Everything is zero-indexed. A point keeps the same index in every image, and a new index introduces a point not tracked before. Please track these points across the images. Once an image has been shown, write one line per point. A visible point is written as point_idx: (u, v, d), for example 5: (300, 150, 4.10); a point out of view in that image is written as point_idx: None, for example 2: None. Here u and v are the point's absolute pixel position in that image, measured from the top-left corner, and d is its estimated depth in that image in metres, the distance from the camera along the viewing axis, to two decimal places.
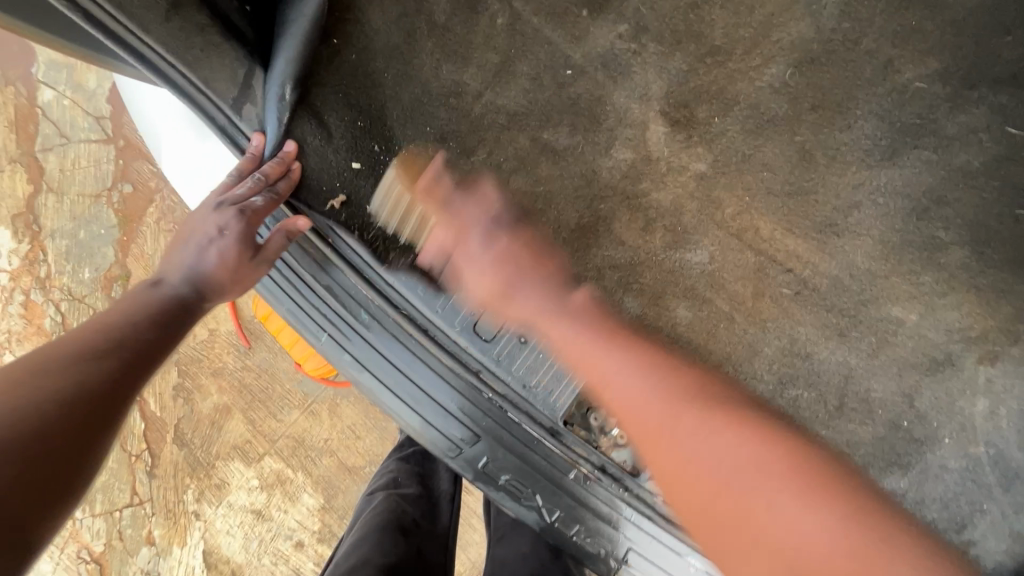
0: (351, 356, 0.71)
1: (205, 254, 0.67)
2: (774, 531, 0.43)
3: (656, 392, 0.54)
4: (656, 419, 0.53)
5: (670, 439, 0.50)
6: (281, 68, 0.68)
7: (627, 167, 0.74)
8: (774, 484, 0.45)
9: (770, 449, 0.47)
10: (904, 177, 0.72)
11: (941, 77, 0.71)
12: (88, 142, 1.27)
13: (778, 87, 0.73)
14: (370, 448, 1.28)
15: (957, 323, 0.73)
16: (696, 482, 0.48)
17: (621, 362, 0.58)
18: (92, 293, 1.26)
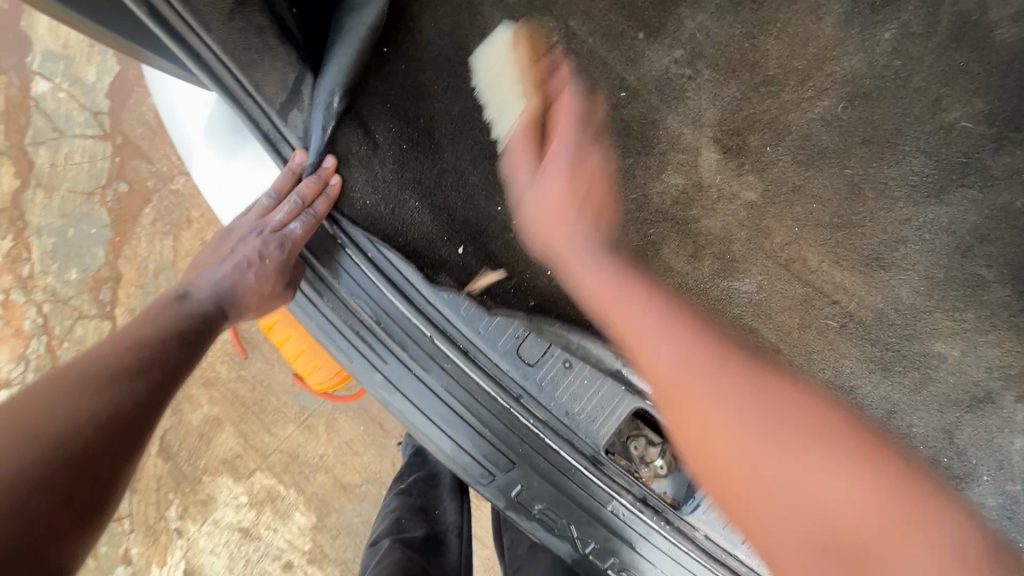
0: (384, 374, 0.69)
1: (235, 277, 0.70)
2: (823, 498, 0.37)
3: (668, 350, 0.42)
4: (685, 385, 0.40)
5: (688, 406, 0.40)
6: (333, 75, 0.65)
7: (678, 194, 0.73)
8: (798, 434, 0.39)
9: (795, 403, 0.40)
10: (949, 215, 0.73)
11: (987, 118, 0.73)
12: (84, 137, 1.21)
13: (829, 119, 0.73)
14: (367, 465, 1.22)
15: (998, 361, 0.73)
16: (768, 442, 0.38)
17: (652, 307, 0.45)
18: (79, 295, 1.19)
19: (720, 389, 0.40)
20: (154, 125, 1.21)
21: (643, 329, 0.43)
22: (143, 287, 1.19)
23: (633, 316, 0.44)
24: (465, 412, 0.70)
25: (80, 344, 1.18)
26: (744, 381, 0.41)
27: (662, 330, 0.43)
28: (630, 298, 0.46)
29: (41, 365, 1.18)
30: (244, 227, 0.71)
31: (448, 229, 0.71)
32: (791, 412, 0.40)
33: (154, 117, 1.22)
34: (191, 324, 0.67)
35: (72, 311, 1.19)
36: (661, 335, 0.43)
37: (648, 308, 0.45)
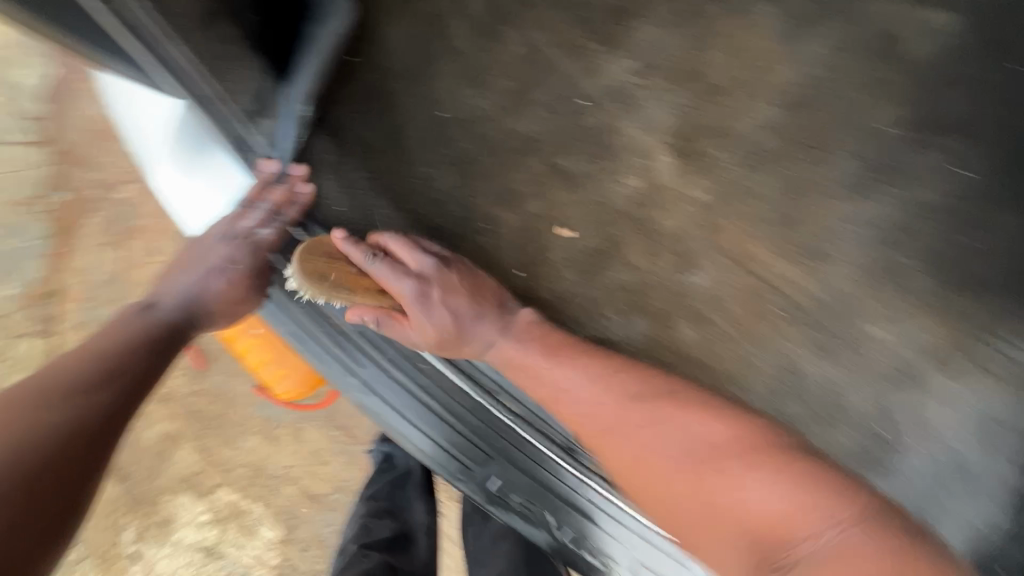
0: (361, 379, 0.72)
1: (201, 287, 0.67)
2: (721, 501, 0.49)
3: (593, 398, 0.61)
4: (621, 420, 0.59)
5: (617, 439, 0.58)
6: (302, 84, 0.67)
7: (637, 194, 0.78)
8: (721, 460, 0.51)
9: (708, 425, 0.55)
10: (876, 210, 0.81)
11: (904, 122, 0.81)
12: (18, 145, 1.15)
13: (770, 125, 0.80)
14: (336, 475, 1.20)
15: (922, 340, 0.81)
16: (638, 426, 0.58)
17: (575, 370, 0.64)
18: (17, 311, 1.14)
19: (620, 403, 0.60)
20: (96, 131, 1.16)
21: (568, 402, 0.62)
22: (89, 301, 1.14)
23: (557, 377, 0.64)
24: (444, 411, 0.73)
25: (18, 363, 1.13)
26: (654, 395, 0.60)
27: (590, 395, 0.62)
28: (546, 351, 0.66)
29: None
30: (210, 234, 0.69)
31: (419, 233, 0.73)
32: (699, 436, 0.55)
33: (95, 122, 1.16)
34: (161, 333, 0.64)
35: (10, 329, 1.13)
36: (587, 401, 0.62)
37: (579, 366, 0.64)
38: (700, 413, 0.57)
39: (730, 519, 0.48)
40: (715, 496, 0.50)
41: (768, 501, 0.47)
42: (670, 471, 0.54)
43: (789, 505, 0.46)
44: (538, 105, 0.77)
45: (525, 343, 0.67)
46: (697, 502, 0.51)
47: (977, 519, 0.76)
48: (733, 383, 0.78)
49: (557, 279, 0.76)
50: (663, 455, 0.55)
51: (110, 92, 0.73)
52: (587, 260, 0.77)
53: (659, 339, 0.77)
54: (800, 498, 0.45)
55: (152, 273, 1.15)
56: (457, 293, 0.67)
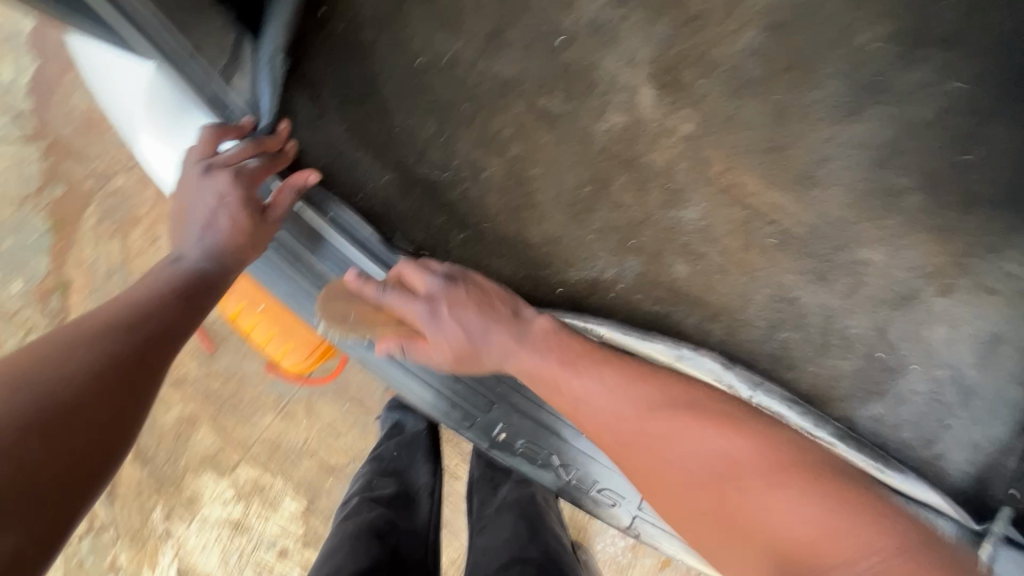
0: (356, 335, 0.72)
1: (216, 231, 0.64)
2: (777, 526, 0.50)
3: (633, 408, 0.62)
4: (640, 433, 0.61)
5: (667, 450, 0.59)
6: (272, 38, 0.67)
7: (621, 132, 0.77)
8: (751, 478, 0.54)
9: (732, 440, 0.57)
10: (867, 131, 0.79)
11: (892, 38, 0.79)
12: (9, 141, 1.15)
13: (753, 50, 0.78)
14: (352, 444, 1.23)
15: (918, 260, 0.80)
16: (727, 486, 0.54)
17: (603, 383, 0.63)
18: (26, 306, 1.16)
19: (661, 418, 0.60)
20: (83, 121, 1.16)
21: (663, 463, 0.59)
22: (95, 291, 1.16)
23: (576, 385, 0.63)
24: None
25: None
26: (668, 390, 0.64)
27: (616, 404, 0.63)
28: (569, 362, 0.65)
29: None
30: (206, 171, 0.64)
31: (404, 184, 0.73)
32: (709, 457, 0.57)
33: (82, 112, 1.16)
34: (190, 282, 0.62)
35: (22, 324, 1.16)
36: (621, 411, 0.62)
37: (594, 373, 0.64)
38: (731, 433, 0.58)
39: (762, 544, 0.50)
40: (753, 512, 0.52)
41: (799, 518, 0.50)
42: (689, 479, 0.56)
43: (822, 525, 0.48)
44: (514, 45, 0.75)
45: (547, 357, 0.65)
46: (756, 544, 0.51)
47: (979, 438, 0.77)
48: (727, 316, 0.79)
49: (543, 222, 0.76)
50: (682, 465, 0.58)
51: (90, 83, 0.73)
52: (575, 202, 0.76)
53: (649, 276, 0.78)
54: (832, 519, 0.49)
55: (152, 259, 1.17)
56: (485, 300, 0.67)
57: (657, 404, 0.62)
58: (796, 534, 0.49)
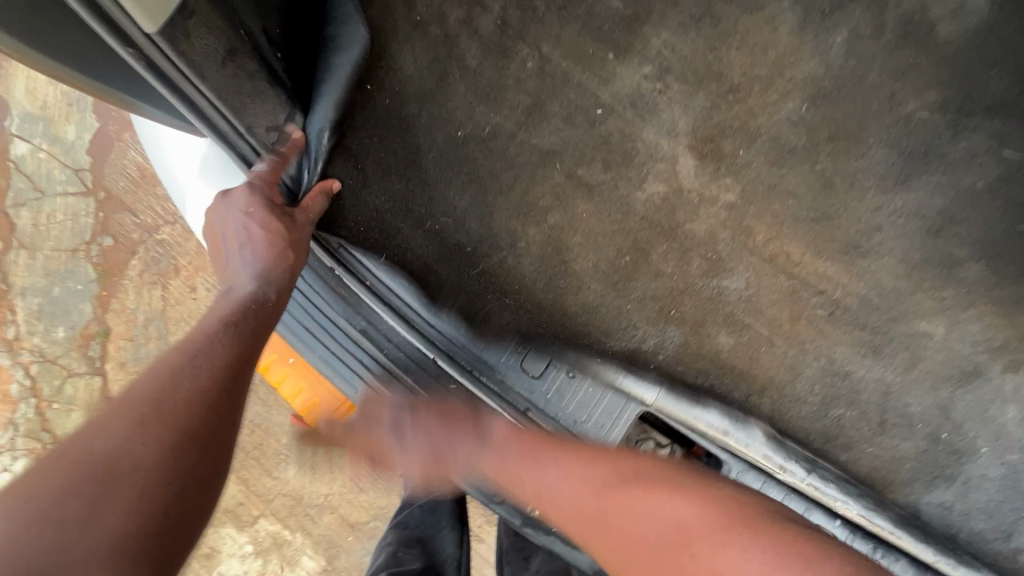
0: (388, 402, 0.73)
1: (251, 246, 0.65)
2: (679, 530, 0.55)
3: (563, 475, 0.64)
4: (595, 505, 0.62)
5: (614, 524, 0.60)
6: (323, 113, 0.68)
7: (661, 201, 0.76)
8: (676, 508, 0.57)
9: (677, 501, 0.57)
10: (918, 200, 0.76)
11: (941, 107, 0.77)
12: (65, 195, 1.20)
13: (795, 120, 0.77)
14: (374, 501, 1.20)
15: (981, 334, 0.76)
16: (594, 489, 0.62)
17: (558, 468, 0.65)
18: (67, 353, 1.18)
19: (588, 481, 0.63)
20: (137, 177, 1.21)
21: (554, 486, 0.65)
22: (133, 339, 1.19)
23: (537, 477, 0.66)
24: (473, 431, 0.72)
25: (71, 403, 1.17)
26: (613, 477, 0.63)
27: (571, 480, 0.64)
28: (529, 455, 0.67)
29: (32, 429, 1.17)
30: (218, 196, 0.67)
31: (445, 253, 0.73)
32: (620, 468, 0.63)
33: (136, 169, 1.21)
34: (242, 310, 0.62)
35: (61, 370, 1.18)
36: (576, 487, 0.63)
37: (554, 465, 0.65)
38: (627, 455, 0.65)
39: (666, 551, 0.55)
40: (639, 525, 0.58)
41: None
42: (600, 513, 0.61)
43: (710, 521, 0.55)
44: (554, 117, 0.76)
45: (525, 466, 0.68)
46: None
47: None
48: (776, 391, 0.74)
49: (583, 290, 0.75)
50: (585, 487, 0.63)
51: (151, 157, 0.77)
52: (614, 271, 0.75)
53: (692, 347, 0.75)
54: (715, 521, 0.55)
55: (191, 308, 1.20)
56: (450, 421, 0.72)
57: (603, 480, 0.62)
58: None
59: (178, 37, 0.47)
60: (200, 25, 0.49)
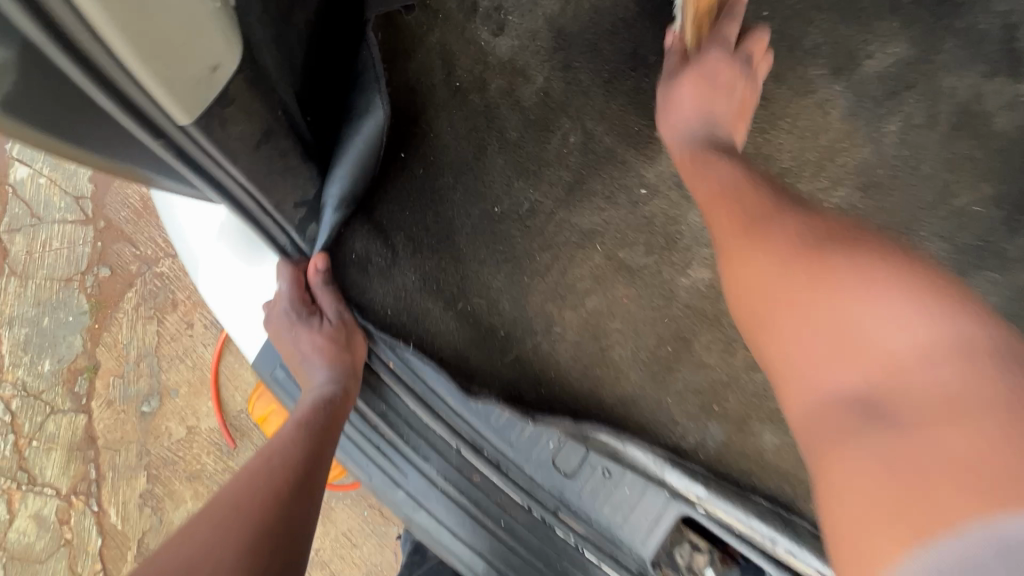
0: (407, 493, 0.67)
1: (311, 361, 0.64)
2: (947, 394, 0.33)
3: (835, 266, 0.40)
4: (788, 297, 0.41)
5: (836, 292, 0.39)
6: (337, 186, 0.61)
7: (707, 288, 0.73)
8: (884, 283, 0.38)
9: (949, 322, 0.36)
10: (974, 297, 0.73)
11: (995, 202, 0.74)
12: (63, 223, 1.10)
13: (846, 209, 0.73)
14: (367, 557, 1.10)
15: None
16: (954, 338, 0.35)
17: (878, 276, 0.38)
18: (52, 388, 1.07)
19: (774, 266, 0.43)
20: (139, 208, 1.11)
21: (758, 254, 0.45)
22: (123, 375, 1.07)
23: (763, 258, 0.45)
24: (499, 525, 0.66)
25: (51, 442, 1.06)
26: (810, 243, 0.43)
27: (843, 261, 0.40)
28: (821, 242, 0.42)
29: (6, 468, 1.05)
30: (270, 325, 0.66)
31: (476, 337, 0.68)
32: (908, 279, 0.38)
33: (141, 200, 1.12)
34: (319, 415, 0.61)
35: (44, 407, 1.07)
36: (787, 261, 0.43)
37: (879, 277, 0.38)
38: (982, 335, 0.35)
39: (852, 350, 0.37)
40: (856, 328, 0.38)
41: (910, 332, 0.36)
42: (829, 294, 0.39)
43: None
44: (596, 196, 0.73)
45: (734, 176, 0.55)
46: (910, 402, 0.34)
47: None
48: None
49: (621, 381, 0.70)
50: (788, 264, 0.42)
51: (162, 220, 0.74)
52: (654, 361, 0.71)
53: (733, 448, 0.70)
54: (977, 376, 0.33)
55: (186, 346, 1.09)
56: (718, 98, 0.65)
57: (901, 282, 0.38)
58: (902, 350, 0.36)
59: (212, 126, 0.43)
60: (237, 112, 0.44)
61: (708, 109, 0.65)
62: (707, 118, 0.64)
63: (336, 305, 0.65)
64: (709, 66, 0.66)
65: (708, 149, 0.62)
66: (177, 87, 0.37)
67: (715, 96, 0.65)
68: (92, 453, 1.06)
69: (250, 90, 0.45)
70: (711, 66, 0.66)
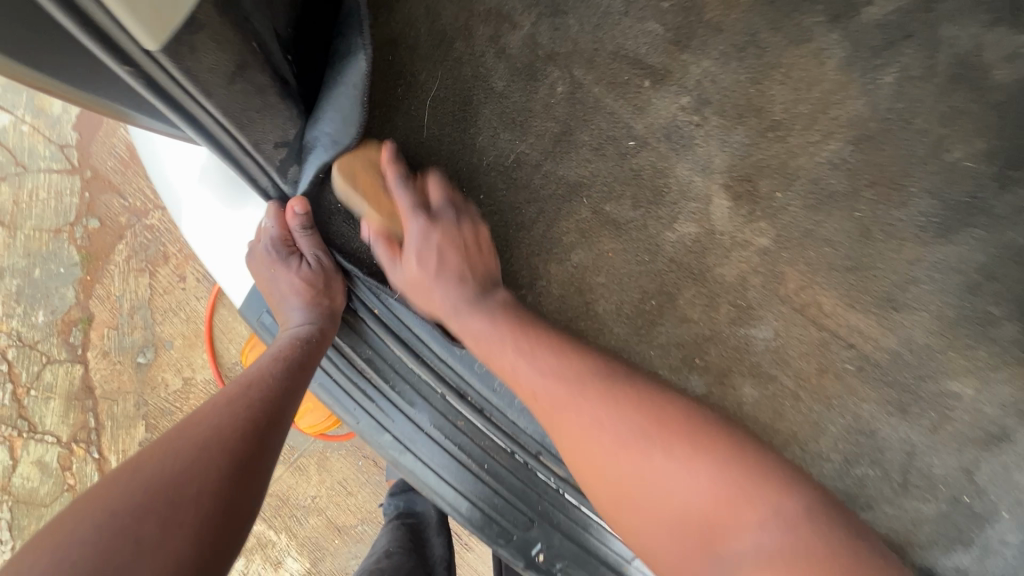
0: (392, 435, 0.68)
1: (288, 297, 0.66)
2: (726, 532, 0.45)
3: (627, 433, 0.51)
4: (614, 466, 0.50)
5: (633, 438, 0.51)
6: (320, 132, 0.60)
7: (692, 242, 0.72)
8: (667, 446, 0.50)
9: (713, 458, 0.48)
10: (958, 254, 0.73)
11: (987, 157, 0.73)
12: (49, 172, 1.07)
13: (837, 164, 0.73)
14: (362, 504, 1.08)
15: (1011, 397, 0.72)
16: (664, 451, 0.49)
17: (634, 415, 0.52)
18: (47, 339, 1.06)
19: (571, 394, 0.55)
20: (125, 157, 1.07)
21: (592, 421, 0.53)
22: (118, 327, 1.06)
23: (589, 421, 0.53)
24: (483, 467, 0.69)
25: (49, 392, 1.05)
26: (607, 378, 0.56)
27: (622, 429, 0.51)
28: (606, 394, 0.54)
29: (6, 416, 1.04)
30: (252, 264, 0.68)
31: None
32: (676, 434, 0.50)
33: (127, 148, 1.08)
34: (299, 350, 0.62)
35: (39, 357, 1.05)
36: (616, 434, 0.51)
37: (671, 449, 0.50)
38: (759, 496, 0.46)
39: (690, 524, 0.47)
40: (664, 487, 0.48)
41: (727, 495, 0.47)
42: (629, 443, 0.51)
43: None
44: (583, 147, 0.72)
45: (500, 328, 0.60)
46: (725, 549, 0.45)
47: None
48: (798, 447, 0.71)
49: (603, 334, 0.70)
50: (610, 432, 0.52)
51: (143, 158, 0.73)
52: (638, 315, 0.70)
53: (714, 398, 0.70)
54: (740, 497, 0.46)
55: (179, 299, 1.07)
56: (461, 253, 0.65)
57: (679, 434, 0.50)
58: (740, 531, 0.45)
59: (183, 53, 0.41)
60: (209, 40, 0.43)
61: (446, 273, 0.64)
62: (463, 278, 0.64)
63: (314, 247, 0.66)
64: (443, 231, 0.65)
65: (486, 303, 0.63)
66: (147, 14, 0.37)
67: (459, 268, 0.64)
68: (91, 402, 1.05)
69: (223, 18, 0.43)
70: (416, 241, 0.64)
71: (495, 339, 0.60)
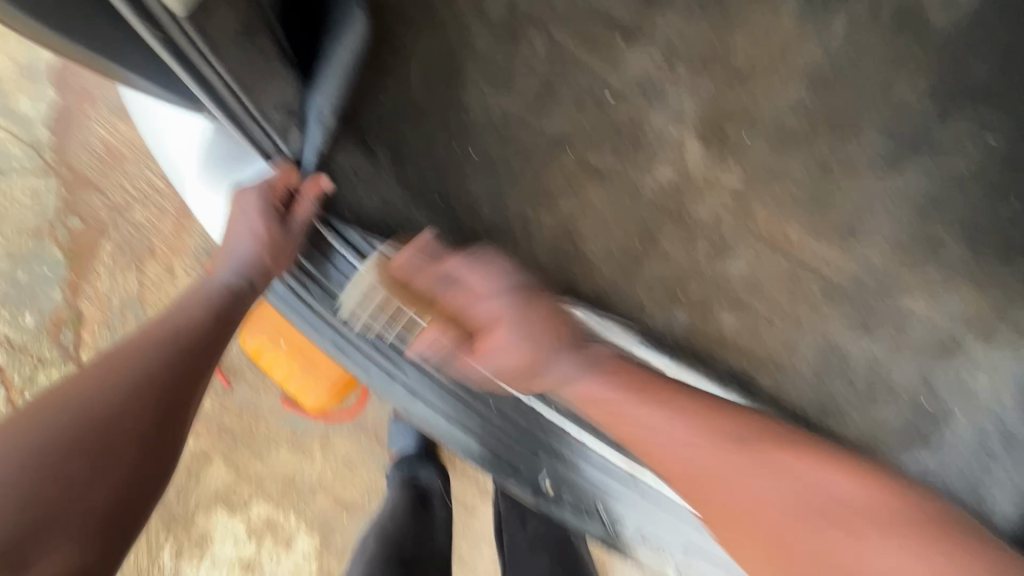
0: (403, 385, 0.73)
1: (251, 245, 0.65)
2: None
3: (796, 502, 0.51)
4: (780, 529, 0.51)
5: (815, 519, 0.50)
6: (319, 98, 0.63)
7: (669, 185, 0.78)
8: (865, 524, 0.49)
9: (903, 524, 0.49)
10: (908, 183, 0.80)
11: (930, 92, 0.81)
12: (23, 172, 1.06)
13: (798, 105, 0.79)
14: (370, 481, 1.10)
15: (961, 308, 0.80)
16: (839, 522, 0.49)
17: (815, 474, 0.53)
18: (38, 340, 1.06)
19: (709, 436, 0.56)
20: (102, 154, 1.07)
21: (754, 488, 0.53)
22: (109, 325, 1.06)
23: (751, 484, 0.53)
24: (489, 408, 0.74)
25: None
26: (760, 435, 0.57)
27: (787, 493, 0.52)
28: (765, 459, 0.54)
29: None
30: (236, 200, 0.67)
31: (459, 239, 0.74)
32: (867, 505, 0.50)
33: (101, 144, 1.07)
34: (224, 300, 0.64)
35: (31, 359, 1.05)
36: (785, 503, 0.52)
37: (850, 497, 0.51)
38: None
39: None
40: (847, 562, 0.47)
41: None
42: (785, 511, 0.51)
43: None
44: (566, 101, 0.77)
45: (610, 386, 0.61)
46: None
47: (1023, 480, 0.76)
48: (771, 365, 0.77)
49: (593, 274, 0.76)
50: (775, 491, 0.52)
51: (145, 135, 0.77)
52: (626, 254, 0.76)
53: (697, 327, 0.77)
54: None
55: (171, 291, 1.08)
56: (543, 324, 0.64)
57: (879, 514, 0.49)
58: None
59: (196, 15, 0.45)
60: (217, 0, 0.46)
61: (539, 346, 0.63)
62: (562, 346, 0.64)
63: (310, 222, 0.67)
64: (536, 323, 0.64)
65: (589, 367, 0.63)
66: None
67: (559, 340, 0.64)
68: None
69: None
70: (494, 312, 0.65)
71: (590, 393, 0.62)
